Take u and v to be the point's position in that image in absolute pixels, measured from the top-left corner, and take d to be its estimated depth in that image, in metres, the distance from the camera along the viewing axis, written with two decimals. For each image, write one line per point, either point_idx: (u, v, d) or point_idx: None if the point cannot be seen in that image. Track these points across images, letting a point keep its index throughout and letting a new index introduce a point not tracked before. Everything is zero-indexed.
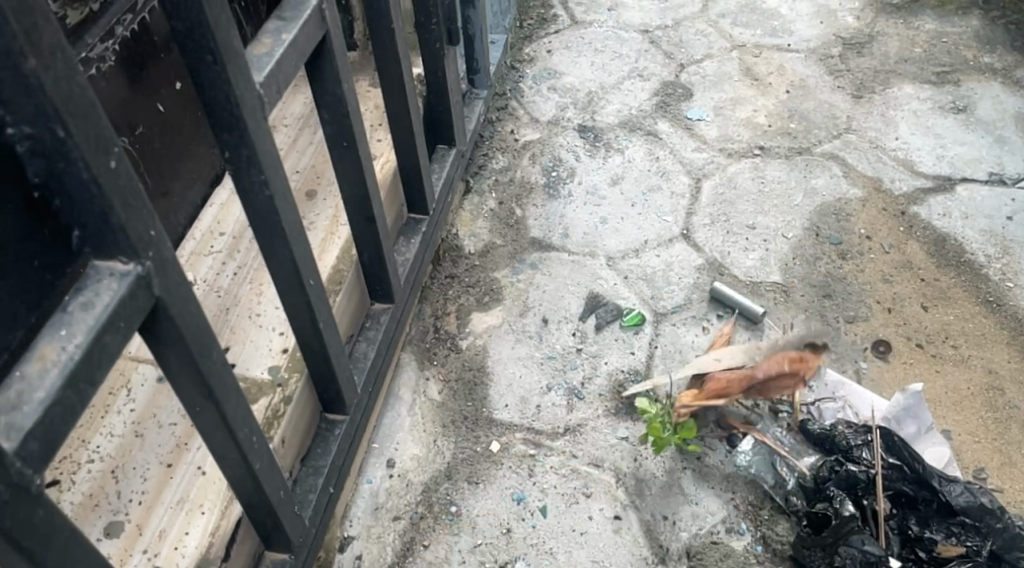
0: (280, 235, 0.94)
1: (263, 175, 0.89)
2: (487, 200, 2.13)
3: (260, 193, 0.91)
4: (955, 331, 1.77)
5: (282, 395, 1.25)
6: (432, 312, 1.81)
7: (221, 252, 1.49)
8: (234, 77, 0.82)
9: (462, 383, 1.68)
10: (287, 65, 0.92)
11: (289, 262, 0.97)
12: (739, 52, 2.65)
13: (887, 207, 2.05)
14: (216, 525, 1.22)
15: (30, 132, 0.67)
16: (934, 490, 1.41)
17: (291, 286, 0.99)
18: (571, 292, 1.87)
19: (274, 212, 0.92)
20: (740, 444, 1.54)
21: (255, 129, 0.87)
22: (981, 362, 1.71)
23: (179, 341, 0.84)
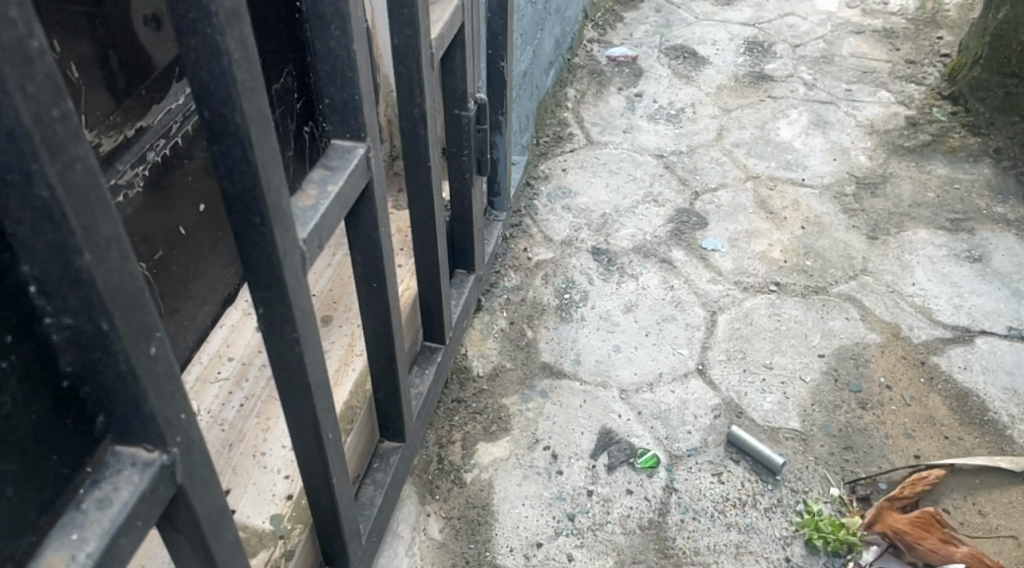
0: (304, 390, 0.89)
1: (296, 334, 0.85)
2: (498, 319, 2.09)
3: (289, 350, 0.86)
4: (982, 496, 1.70)
5: (283, 549, 1.18)
6: (436, 440, 1.74)
7: (229, 379, 1.42)
8: (279, 238, 0.79)
9: (465, 521, 1.59)
10: (330, 218, 0.88)
11: (310, 417, 0.92)
12: (754, 182, 2.67)
13: (906, 354, 2.02)
14: None
15: (69, 323, 0.64)
16: None
17: (309, 442, 0.94)
18: (582, 426, 1.80)
19: (302, 370, 0.88)
20: None
21: (294, 287, 0.83)
22: (1011, 534, 1.64)
23: (192, 521, 0.79)
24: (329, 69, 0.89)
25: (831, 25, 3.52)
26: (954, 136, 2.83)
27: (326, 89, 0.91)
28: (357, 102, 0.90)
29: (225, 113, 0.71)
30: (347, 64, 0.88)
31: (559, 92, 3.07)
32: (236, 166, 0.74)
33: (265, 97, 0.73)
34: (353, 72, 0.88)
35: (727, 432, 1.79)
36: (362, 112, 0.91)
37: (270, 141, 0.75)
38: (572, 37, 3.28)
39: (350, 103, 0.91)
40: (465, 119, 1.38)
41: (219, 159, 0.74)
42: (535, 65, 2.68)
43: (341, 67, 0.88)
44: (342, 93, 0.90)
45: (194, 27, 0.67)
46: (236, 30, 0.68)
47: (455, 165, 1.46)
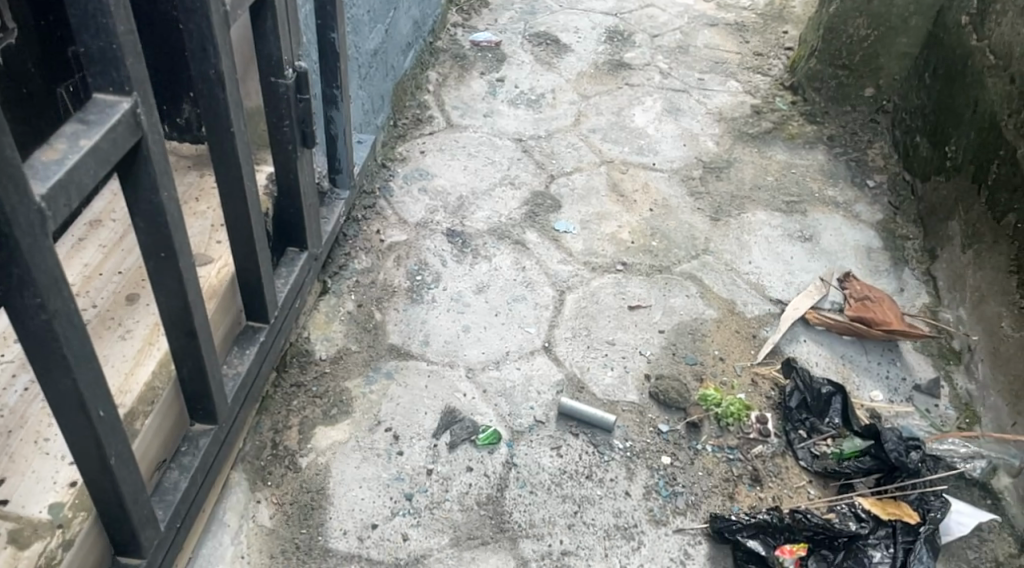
0: (61, 362, 0.83)
1: (39, 298, 0.79)
2: (345, 301, 2.04)
3: (35, 317, 0.80)
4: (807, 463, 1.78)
5: (61, 538, 1.08)
6: (271, 425, 1.68)
7: (13, 362, 1.30)
8: (5, 193, 0.73)
9: (298, 507, 1.55)
10: (82, 174, 0.82)
11: (72, 392, 0.85)
12: (608, 167, 2.72)
13: (739, 329, 2.11)
14: None
15: None
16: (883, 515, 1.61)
17: (74, 419, 0.87)
18: (426, 406, 1.78)
19: (53, 340, 0.81)
20: None
21: (33, 248, 0.77)
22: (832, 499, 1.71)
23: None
24: (81, 15, 0.83)
25: (688, 17, 3.64)
26: (794, 124, 2.97)
27: (82, 38, 0.85)
28: (115, 51, 0.85)
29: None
30: (99, 10, 0.82)
31: (420, 74, 3.03)
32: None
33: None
34: (107, 18, 0.83)
35: (556, 406, 1.81)
36: (123, 63, 0.86)
37: None
38: (435, 20, 3.26)
39: (108, 53, 0.85)
40: (282, 87, 1.33)
41: None
42: (388, 45, 2.63)
43: (93, 12, 0.82)
44: (98, 41, 0.84)
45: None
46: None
47: (274, 135, 1.40)
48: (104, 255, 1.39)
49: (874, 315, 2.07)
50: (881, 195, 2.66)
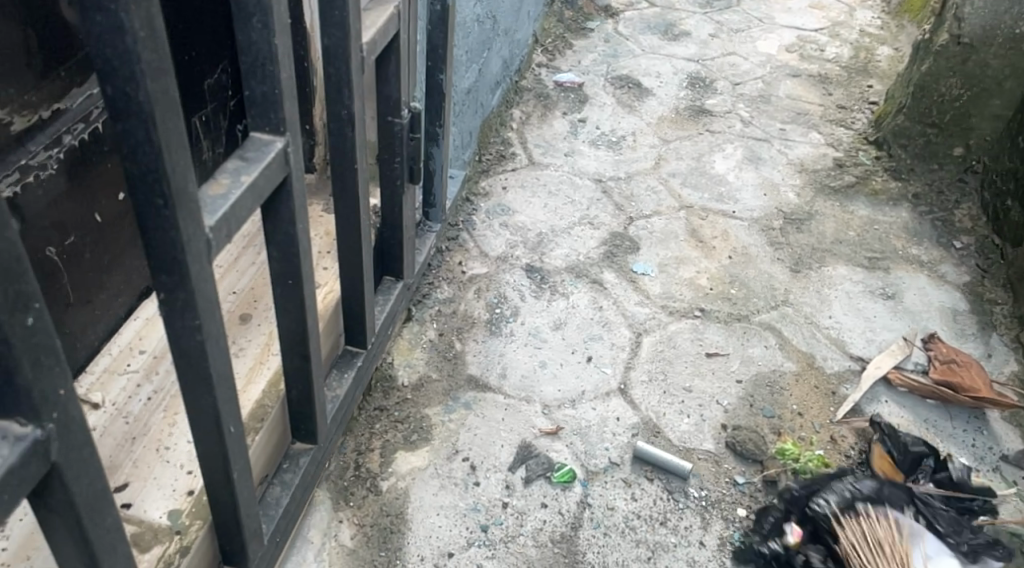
0: (205, 380, 0.88)
1: (196, 321, 0.85)
2: (427, 329, 2.09)
3: (190, 337, 0.86)
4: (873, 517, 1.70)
5: (179, 544, 1.12)
6: (354, 447, 1.73)
7: (138, 372, 1.38)
8: (183, 223, 0.79)
9: (378, 529, 1.58)
10: (242, 208, 0.88)
11: (211, 407, 0.91)
12: (687, 211, 2.73)
13: (818, 384, 2.09)
14: None
15: None
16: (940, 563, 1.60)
17: (208, 434, 0.93)
18: (503, 438, 1.81)
19: (202, 359, 0.87)
20: None
21: (197, 274, 0.83)
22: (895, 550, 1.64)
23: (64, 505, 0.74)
24: (250, 61, 0.90)
25: (771, 67, 3.65)
26: (877, 179, 2.94)
27: (248, 81, 0.91)
28: (277, 95, 0.91)
29: (128, 93, 0.71)
30: (268, 58, 0.89)
31: (505, 111, 3.10)
32: (138, 147, 0.74)
33: (173, 79, 0.74)
34: (274, 65, 0.89)
35: (631, 448, 1.82)
36: (282, 106, 0.92)
37: (175, 125, 0.75)
38: (522, 59, 3.34)
39: (270, 97, 0.91)
40: (399, 126, 1.39)
41: (121, 138, 0.74)
42: (481, 83, 2.71)
43: (262, 59, 0.89)
44: (263, 85, 0.90)
45: (100, 4, 0.67)
46: (143, 9, 0.68)
47: (386, 171, 1.46)
48: (221, 275, 1.48)
49: (962, 381, 2.02)
50: (967, 256, 2.61)
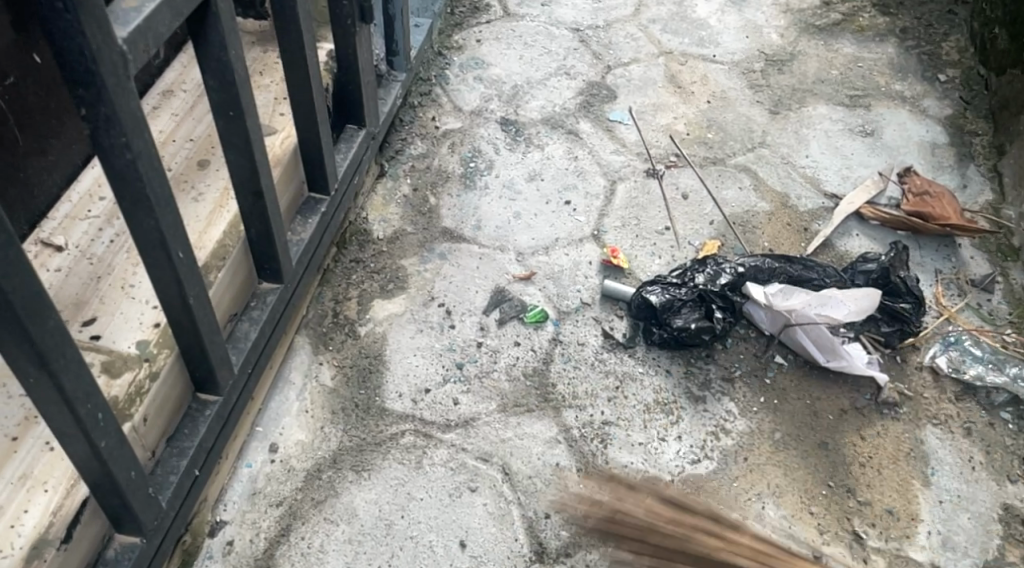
0: (144, 201, 0.92)
1: (124, 138, 0.87)
2: (401, 185, 2.09)
3: (120, 155, 0.88)
4: (783, 414, 1.58)
5: (148, 370, 1.16)
6: (332, 296, 1.74)
7: (99, 217, 1.39)
8: (90, 30, 0.79)
9: (357, 369, 1.60)
10: (158, 24, 0.90)
11: (155, 230, 0.95)
12: (666, 58, 2.67)
13: (791, 222, 2.09)
14: (58, 505, 1.07)
15: None
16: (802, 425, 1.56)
17: (156, 255, 0.97)
18: (477, 285, 1.82)
19: (137, 179, 0.90)
20: (670, 442, 1.52)
21: (116, 88, 0.84)
22: (800, 445, 1.53)
23: (8, 308, 0.78)
24: None
25: None
26: (864, 16, 2.85)
27: None
28: None
29: None
30: None
31: None
32: None
33: None
34: None
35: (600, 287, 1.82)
36: None
37: None
38: None
39: None
40: None
41: None
42: None
43: None
44: None
45: None
46: None
47: (333, 9, 1.43)
48: (176, 123, 1.48)
49: (933, 209, 2.01)
50: (951, 89, 2.57)
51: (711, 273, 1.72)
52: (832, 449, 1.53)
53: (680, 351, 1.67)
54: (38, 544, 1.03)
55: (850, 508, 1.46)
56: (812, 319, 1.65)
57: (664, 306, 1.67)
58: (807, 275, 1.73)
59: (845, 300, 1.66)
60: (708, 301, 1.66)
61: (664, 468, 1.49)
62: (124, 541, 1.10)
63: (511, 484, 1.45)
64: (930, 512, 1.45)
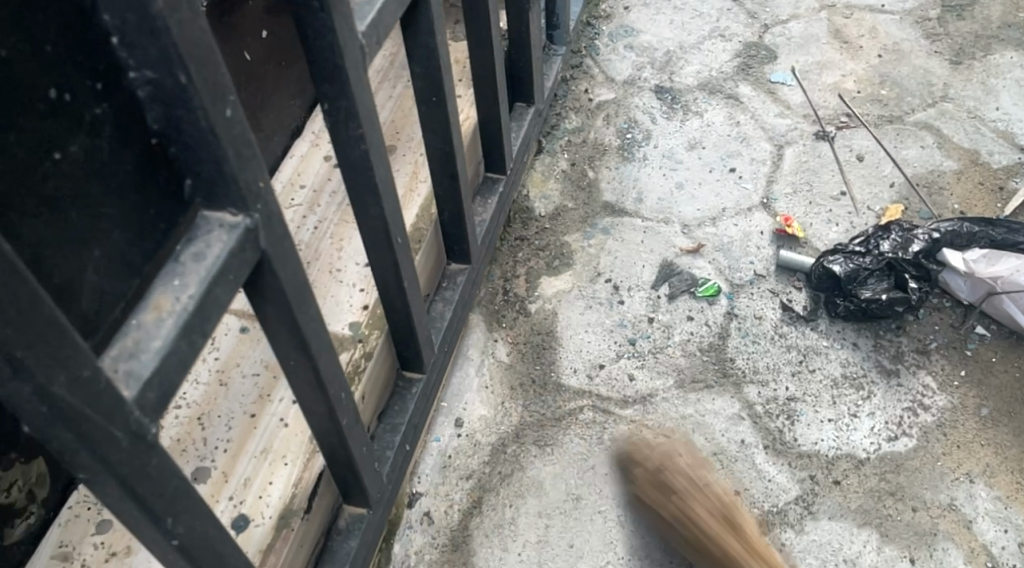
0: (372, 188, 0.94)
1: (360, 129, 0.89)
2: (559, 160, 2.07)
3: (356, 146, 0.91)
4: (989, 390, 1.47)
5: (362, 351, 1.23)
6: (501, 274, 1.75)
7: (302, 205, 1.45)
8: (338, 26, 0.81)
9: (531, 345, 1.61)
10: (387, 15, 0.92)
11: (379, 217, 0.97)
12: (829, 12, 2.49)
13: (984, 181, 1.94)
14: (299, 478, 1.16)
15: (152, 77, 0.65)
16: (1012, 401, 1.45)
17: (378, 240, 1.00)
18: (643, 260, 1.79)
19: (368, 168, 0.92)
20: (862, 417, 1.44)
21: (355, 81, 0.87)
22: (1011, 426, 1.42)
23: (280, 297, 0.80)
24: None
25: None
26: None
27: None
28: None
29: None
30: None
31: None
32: None
33: None
34: None
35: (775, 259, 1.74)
36: None
37: None
38: None
39: None
40: None
41: None
42: None
43: None
44: None
45: None
46: None
47: None
48: None
49: None
50: None
51: (899, 239, 1.60)
52: None
53: (868, 324, 1.58)
54: (285, 513, 1.13)
55: None
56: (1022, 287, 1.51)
57: (849, 277, 1.58)
58: (1015, 238, 1.56)
59: None
60: (899, 270, 1.56)
61: (858, 445, 1.41)
62: (353, 512, 1.14)
63: None
64: None
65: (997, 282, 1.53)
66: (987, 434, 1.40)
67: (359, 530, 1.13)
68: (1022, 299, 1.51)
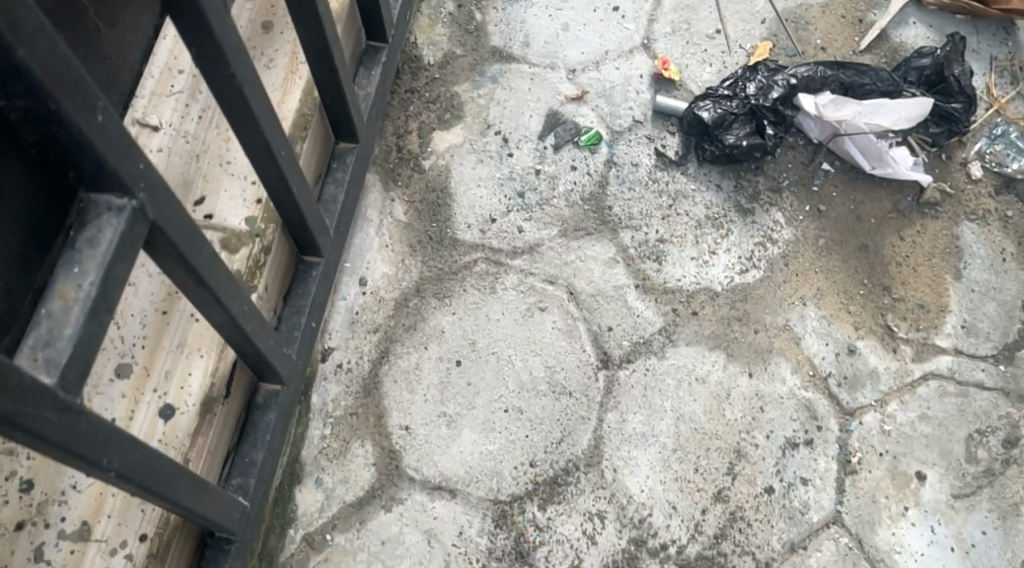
0: (250, 116, 1.04)
1: (231, 70, 0.98)
2: (445, 1, 1.99)
3: (229, 84, 0.99)
4: (829, 223, 1.68)
5: (261, 245, 1.35)
6: (394, 131, 1.80)
7: (183, 93, 1.44)
8: None
9: (427, 204, 1.72)
10: None
11: (260, 137, 1.07)
12: None
13: (845, 15, 1.97)
14: (215, 367, 1.29)
15: (22, 105, 0.74)
16: (848, 234, 1.67)
17: (262, 155, 1.10)
18: (531, 110, 1.86)
19: (244, 101, 1.02)
20: (720, 254, 1.65)
21: (220, 25, 0.93)
22: (843, 254, 1.65)
23: (175, 250, 0.92)
24: None
25: None
26: None
27: None
28: None
29: None
30: None
31: None
32: None
33: None
34: None
35: (652, 102, 1.85)
36: None
37: None
38: None
39: None
40: None
41: None
42: None
43: None
44: None
45: None
46: None
47: None
48: None
49: None
50: None
51: (762, 84, 1.74)
52: (874, 254, 1.65)
53: (730, 165, 1.73)
54: (207, 401, 1.27)
55: (884, 304, 1.60)
56: (861, 127, 1.71)
57: (716, 123, 1.71)
58: (859, 81, 1.74)
59: (895, 109, 1.72)
60: (759, 117, 1.71)
61: (715, 279, 1.63)
62: (268, 390, 1.31)
63: (576, 302, 1.61)
64: (958, 302, 1.62)
65: (842, 124, 1.72)
66: (823, 263, 1.64)
67: (276, 404, 1.31)
68: (862, 139, 1.72)
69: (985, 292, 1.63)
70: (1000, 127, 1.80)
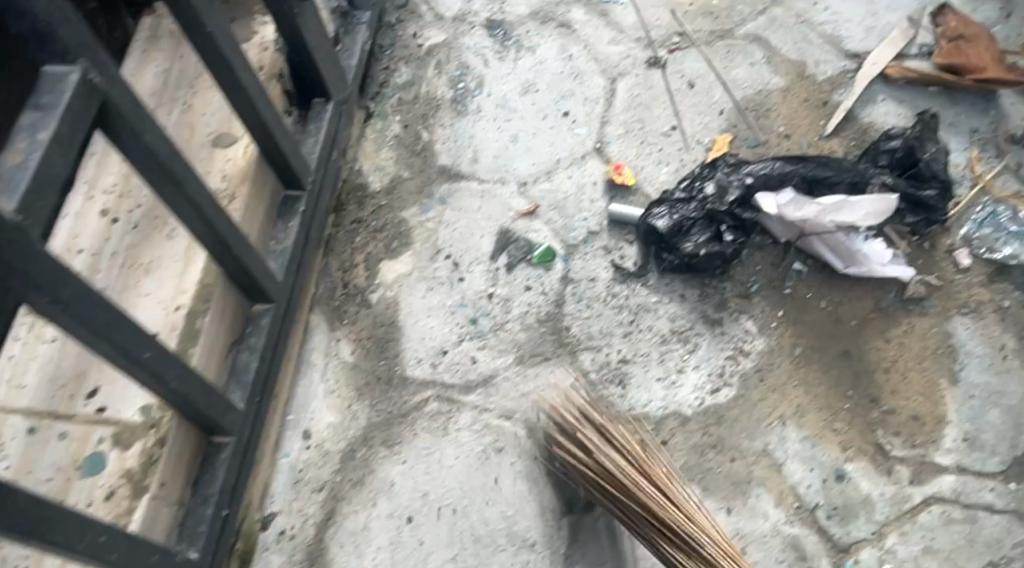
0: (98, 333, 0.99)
1: (54, 296, 0.92)
2: (392, 123, 1.93)
3: (55, 309, 0.93)
4: (806, 329, 1.55)
5: (156, 436, 1.30)
6: (338, 265, 1.72)
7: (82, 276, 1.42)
8: None
9: (375, 340, 1.62)
10: (54, 164, 0.91)
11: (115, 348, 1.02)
12: None
13: (808, 98, 1.84)
14: None
15: None
16: (826, 339, 1.54)
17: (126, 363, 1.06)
18: (482, 229, 1.76)
19: (82, 320, 0.96)
20: (688, 371, 1.53)
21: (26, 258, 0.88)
22: (825, 361, 1.52)
23: None
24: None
25: None
26: None
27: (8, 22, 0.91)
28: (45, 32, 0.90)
29: None
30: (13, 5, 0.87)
31: None
32: None
33: None
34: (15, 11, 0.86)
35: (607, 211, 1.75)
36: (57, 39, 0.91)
37: None
38: None
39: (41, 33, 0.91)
40: None
41: None
42: None
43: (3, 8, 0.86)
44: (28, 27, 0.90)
45: None
46: None
47: None
48: None
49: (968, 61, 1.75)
50: None
51: (719, 186, 1.62)
52: (858, 360, 1.52)
53: (693, 275, 1.62)
54: None
55: (873, 419, 1.47)
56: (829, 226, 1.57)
57: (673, 231, 1.60)
58: (822, 173, 1.60)
59: (863, 205, 1.56)
60: (717, 222, 1.59)
61: (684, 401, 1.50)
62: None
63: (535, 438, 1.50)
64: (957, 412, 1.47)
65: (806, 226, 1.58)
66: (801, 374, 1.51)
67: None
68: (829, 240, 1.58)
69: (987, 399, 1.48)
70: (984, 205, 1.66)
